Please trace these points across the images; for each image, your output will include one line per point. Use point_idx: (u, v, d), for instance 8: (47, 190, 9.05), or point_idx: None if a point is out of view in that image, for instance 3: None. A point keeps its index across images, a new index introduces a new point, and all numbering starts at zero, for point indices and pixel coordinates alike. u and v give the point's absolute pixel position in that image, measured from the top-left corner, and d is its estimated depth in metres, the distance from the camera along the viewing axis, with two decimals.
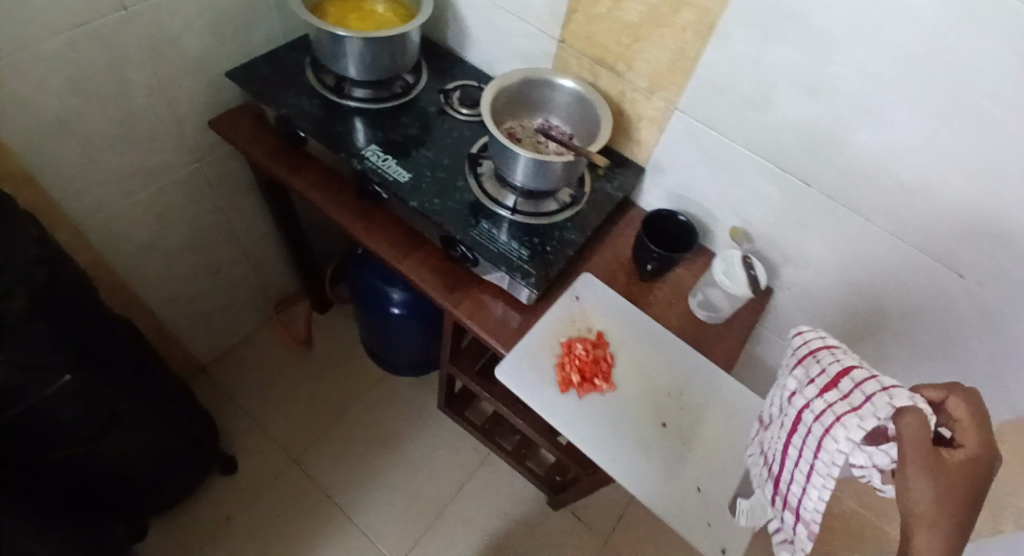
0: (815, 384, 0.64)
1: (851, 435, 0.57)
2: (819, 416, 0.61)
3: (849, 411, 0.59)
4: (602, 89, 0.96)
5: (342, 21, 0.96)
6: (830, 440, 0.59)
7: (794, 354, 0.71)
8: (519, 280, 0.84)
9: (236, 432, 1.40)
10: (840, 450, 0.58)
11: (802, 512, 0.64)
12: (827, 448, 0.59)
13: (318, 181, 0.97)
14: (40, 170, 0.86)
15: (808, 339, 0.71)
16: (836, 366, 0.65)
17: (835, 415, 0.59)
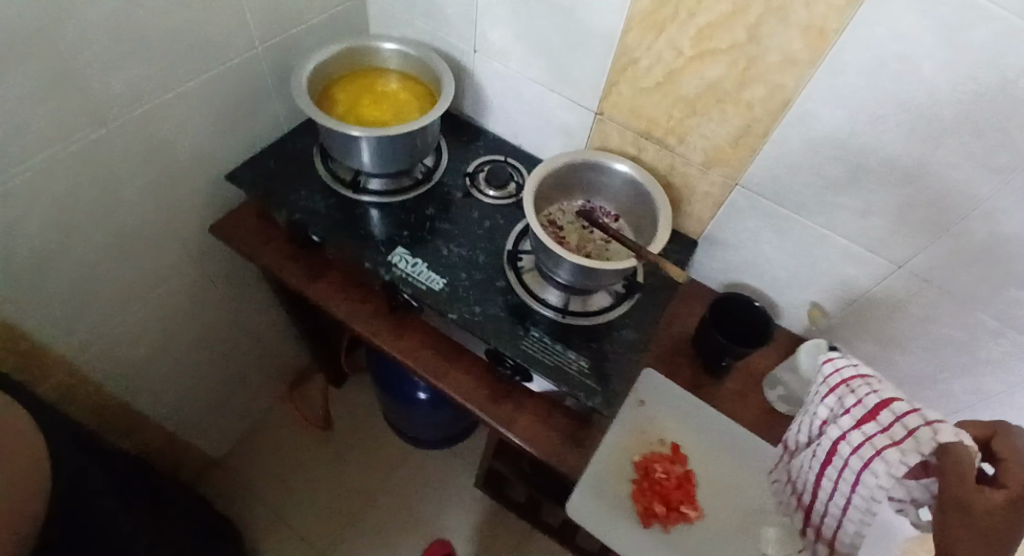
0: (848, 414, 0.58)
1: (893, 472, 0.51)
2: (855, 450, 0.55)
3: (889, 445, 0.53)
4: (648, 163, 0.86)
5: (352, 110, 0.85)
6: (869, 476, 0.53)
7: (823, 380, 0.64)
8: (583, 400, 0.74)
9: (259, 531, 1.28)
10: (880, 486, 0.52)
11: (837, 542, 0.60)
12: (865, 484, 0.54)
13: (337, 290, 0.86)
14: (22, 311, 0.75)
15: (839, 365, 0.63)
16: (869, 390, 0.58)
17: (874, 449, 0.53)
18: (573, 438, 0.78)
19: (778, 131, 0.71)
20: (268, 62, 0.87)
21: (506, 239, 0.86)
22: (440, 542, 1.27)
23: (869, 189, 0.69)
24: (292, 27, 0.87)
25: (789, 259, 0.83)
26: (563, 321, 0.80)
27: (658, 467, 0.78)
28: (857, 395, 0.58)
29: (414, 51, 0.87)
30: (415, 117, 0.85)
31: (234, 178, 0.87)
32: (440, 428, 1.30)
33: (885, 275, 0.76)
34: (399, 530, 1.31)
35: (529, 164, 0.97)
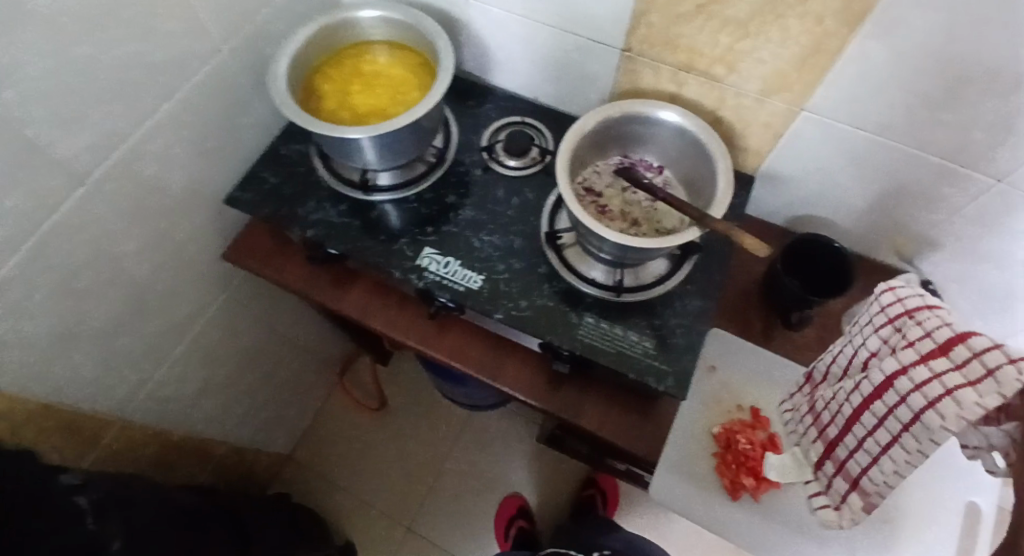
0: (912, 346, 0.53)
1: (964, 414, 0.48)
2: (920, 389, 0.51)
3: (963, 385, 0.49)
4: (690, 99, 0.74)
5: (343, 102, 0.74)
6: (935, 417, 0.49)
7: (879, 308, 0.58)
8: (655, 386, 0.67)
9: (343, 514, 1.32)
10: (946, 430, 0.49)
11: (861, 481, 0.59)
12: (924, 425, 0.50)
13: (369, 299, 0.80)
14: (59, 387, 0.72)
15: (901, 293, 0.57)
16: (933, 319, 0.53)
17: (944, 388, 0.49)
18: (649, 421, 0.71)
19: (856, 46, 0.59)
20: (240, 61, 0.76)
21: (540, 218, 0.77)
22: (510, 498, 1.29)
23: (973, 100, 0.58)
24: (257, 14, 0.75)
25: (866, 185, 0.73)
26: (619, 299, 0.72)
27: (743, 437, 0.72)
28: (924, 327, 0.53)
29: (398, 16, 0.73)
30: (416, 98, 0.74)
31: (234, 202, 0.78)
32: (473, 397, 1.26)
33: (980, 195, 0.66)
34: (473, 494, 1.32)
35: (550, 119, 0.86)
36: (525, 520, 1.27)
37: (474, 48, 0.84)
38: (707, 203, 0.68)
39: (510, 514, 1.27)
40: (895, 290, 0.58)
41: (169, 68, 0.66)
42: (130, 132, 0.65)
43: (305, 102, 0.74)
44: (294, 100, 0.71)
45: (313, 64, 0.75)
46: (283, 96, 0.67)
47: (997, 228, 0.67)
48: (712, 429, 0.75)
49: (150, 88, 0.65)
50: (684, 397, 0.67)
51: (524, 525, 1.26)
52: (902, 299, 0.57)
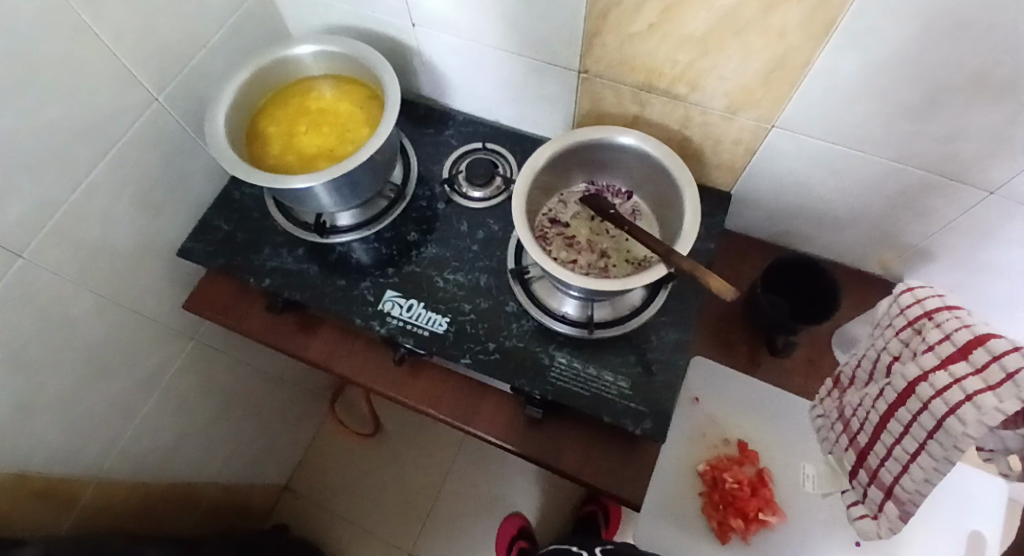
0: (929, 351, 0.50)
1: (985, 419, 0.43)
2: (939, 394, 0.47)
3: (983, 389, 0.45)
4: (655, 117, 0.70)
5: (289, 145, 0.71)
6: (955, 422, 0.45)
7: (899, 310, 0.55)
8: (632, 429, 0.63)
9: (344, 541, 1.31)
10: (969, 436, 0.44)
11: (895, 489, 0.53)
12: (945, 432, 0.46)
13: (336, 345, 0.77)
14: (23, 460, 0.69)
15: (920, 294, 0.54)
16: (954, 323, 0.50)
17: (964, 393, 0.46)
18: (630, 461, 0.68)
19: (821, 59, 0.54)
20: (182, 108, 0.73)
21: (506, 251, 0.74)
22: (511, 519, 1.26)
23: (956, 111, 0.53)
24: (194, 57, 0.72)
25: (850, 198, 0.68)
26: (592, 336, 0.68)
27: (728, 475, 0.71)
28: (942, 329, 0.50)
29: (340, 49, 0.70)
30: (366, 135, 0.71)
31: (188, 253, 0.76)
32: None
33: (973, 206, 0.61)
34: (472, 515, 1.30)
35: (514, 143, 0.82)
36: (527, 539, 1.23)
37: (429, 73, 0.80)
38: (675, 232, 0.64)
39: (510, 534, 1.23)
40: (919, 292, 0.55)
41: (101, 125, 0.63)
42: (65, 195, 0.63)
43: (249, 148, 0.71)
44: (237, 147, 0.68)
45: (255, 106, 0.72)
46: (222, 148, 0.64)
47: (992, 238, 0.63)
48: (697, 466, 0.74)
49: (82, 148, 0.62)
50: (664, 439, 0.63)
51: (526, 546, 1.22)
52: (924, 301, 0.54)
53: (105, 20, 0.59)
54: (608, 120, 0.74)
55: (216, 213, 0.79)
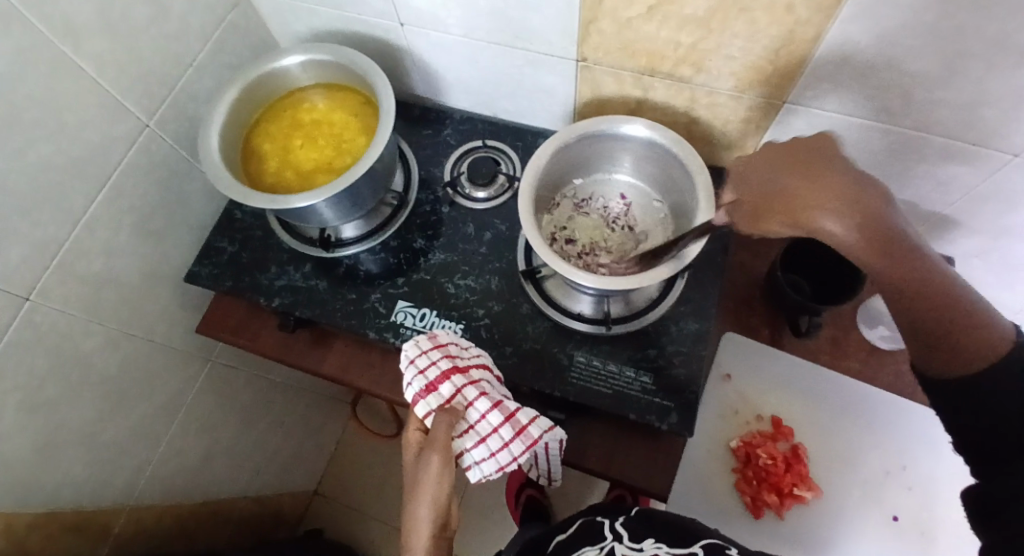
0: (491, 435, 0.55)
1: (454, 349, 0.59)
2: (476, 369, 0.58)
3: (449, 361, 0.57)
4: (659, 101, 0.68)
5: (287, 161, 0.70)
6: (465, 359, 0.58)
7: (493, 448, 0.55)
8: (658, 426, 0.62)
9: (376, 539, 1.31)
10: (471, 357, 0.59)
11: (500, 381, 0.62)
12: (470, 356, 0.59)
13: (352, 359, 0.76)
14: (56, 495, 0.70)
15: (482, 450, 0.55)
16: (460, 377, 0.56)
17: (457, 367, 0.57)
18: (659, 451, 0.65)
19: (833, 30, 0.51)
20: (174, 130, 0.72)
21: (516, 251, 0.72)
22: (515, 468, 1.16)
23: (974, 77, 0.49)
24: (180, 79, 0.70)
25: (867, 169, 0.65)
26: (609, 332, 0.66)
27: (760, 451, 0.68)
28: (468, 403, 0.55)
29: (329, 59, 0.69)
30: (363, 145, 0.70)
31: (195, 278, 0.76)
32: None
33: (992, 170, 0.58)
34: (501, 505, 1.23)
35: (514, 137, 0.80)
36: (535, 488, 1.11)
37: (421, 73, 0.78)
38: (691, 219, 0.61)
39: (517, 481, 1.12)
40: (406, 398, 0.56)
41: (94, 157, 0.62)
42: (65, 232, 0.62)
43: (247, 168, 0.69)
44: (232, 169, 0.66)
45: (248, 123, 0.71)
46: (220, 170, 0.62)
47: (1014, 203, 0.60)
48: (729, 442, 0.71)
49: (78, 183, 0.62)
50: (692, 433, 0.61)
51: (535, 494, 1.10)
52: (428, 407, 0.54)
53: (87, 52, 0.58)
54: (609, 107, 0.72)
55: (220, 235, 0.79)
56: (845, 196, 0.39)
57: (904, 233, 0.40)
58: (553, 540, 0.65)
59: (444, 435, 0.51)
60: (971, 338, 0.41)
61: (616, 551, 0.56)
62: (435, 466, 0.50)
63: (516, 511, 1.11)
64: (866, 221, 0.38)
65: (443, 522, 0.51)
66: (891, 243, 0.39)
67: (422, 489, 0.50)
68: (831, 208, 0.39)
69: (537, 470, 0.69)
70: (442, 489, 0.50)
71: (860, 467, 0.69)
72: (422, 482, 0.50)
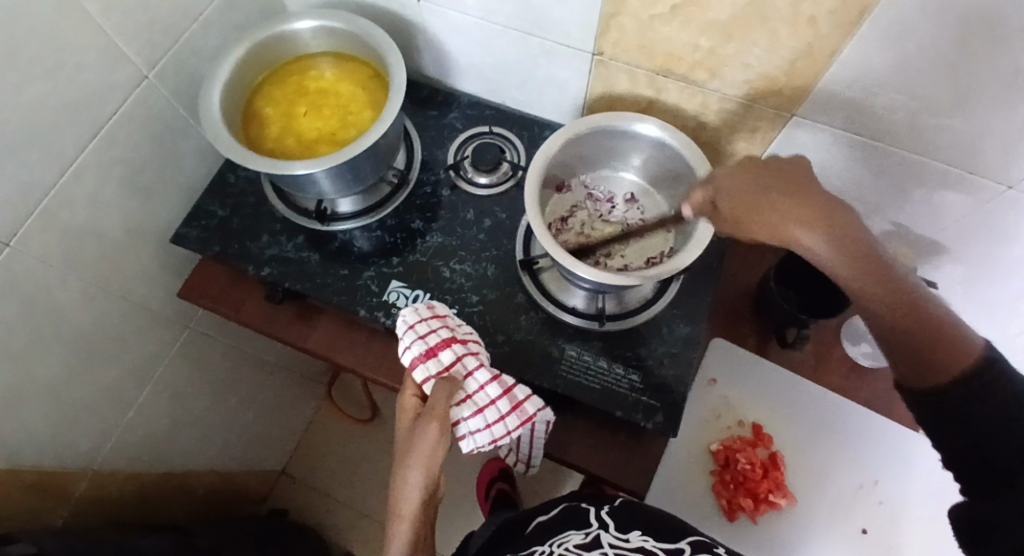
0: (488, 407, 0.54)
1: (452, 320, 0.59)
2: (472, 341, 0.58)
3: (447, 330, 0.56)
4: (670, 103, 0.68)
5: (288, 127, 0.68)
6: (462, 330, 0.58)
7: (488, 420, 0.54)
8: (643, 423, 0.62)
9: (341, 522, 1.29)
10: (468, 329, 0.59)
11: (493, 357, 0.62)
12: (466, 329, 0.59)
13: (338, 335, 0.74)
14: (17, 453, 0.67)
15: (478, 420, 0.54)
16: (460, 346, 0.55)
17: (456, 338, 0.56)
18: (641, 450, 0.66)
19: (850, 48, 0.52)
20: (173, 85, 0.69)
21: (514, 240, 0.72)
22: (490, 460, 1.16)
23: (981, 107, 0.51)
24: (185, 34, 0.68)
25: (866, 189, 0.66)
26: (603, 329, 0.66)
27: (740, 455, 0.69)
28: (466, 372, 0.55)
29: (341, 27, 0.67)
30: (369, 119, 0.68)
31: (181, 240, 0.74)
32: None
33: (986, 200, 0.60)
34: (471, 497, 1.23)
35: (520, 127, 0.79)
36: (507, 481, 1.11)
37: (433, 53, 0.77)
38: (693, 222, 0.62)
39: (489, 475, 1.12)
40: (403, 362, 0.55)
41: (88, 104, 0.60)
42: (52, 179, 0.59)
43: (246, 130, 0.67)
44: (232, 130, 0.64)
45: (251, 85, 0.69)
46: (219, 129, 0.61)
47: (999, 234, 0.63)
48: (710, 446, 0.72)
49: (69, 129, 0.59)
50: (675, 433, 0.62)
51: (504, 488, 1.11)
52: (427, 371, 0.53)
53: None
54: (620, 105, 0.72)
55: (211, 198, 0.76)
56: (807, 208, 0.41)
57: (880, 256, 0.40)
58: (530, 523, 0.65)
59: (443, 402, 0.50)
60: (938, 347, 0.39)
61: (600, 539, 0.56)
62: (433, 432, 0.49)
63: (484, 504, 1.12)
64: (840, 237, 0.40)
65: (432, 492, 0.51)
66: (867, 258, 0.39)
67: (416, 457, 0.50)
68: (804, 220, 0.40)
69: (518, 455, 0.69)
70: (437, 454, 0.49)
71: (834, 479, 0.70)
72: (415, 448, 0.50)
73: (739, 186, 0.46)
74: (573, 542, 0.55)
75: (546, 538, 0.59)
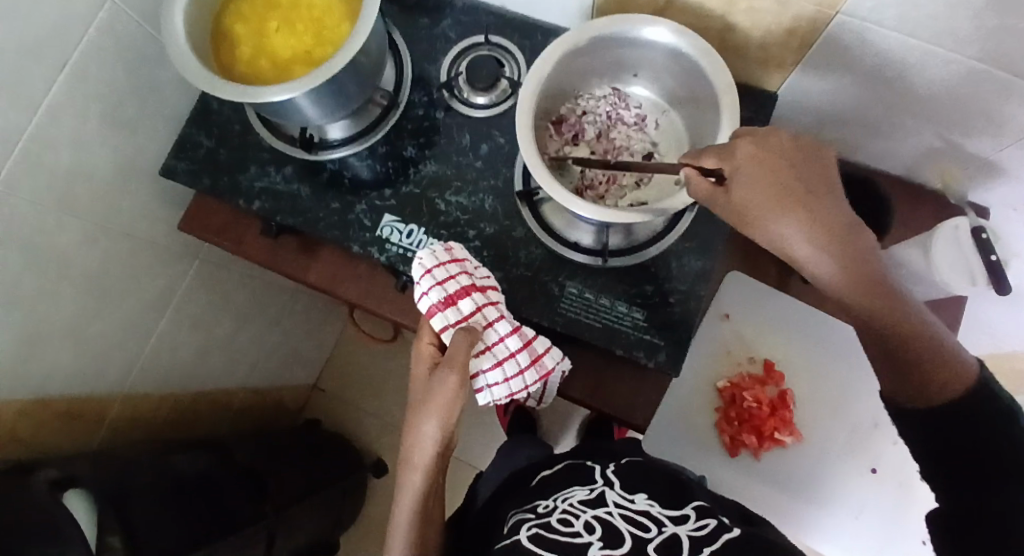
0: (508, 360, 0.54)
1: (473, 266, 0.56)
2: (491, 289, 0.55)
3: (469, 278, 0.53)
4: (691, 0, 0.58)
5: (261, 47, 0.62)
6: (483, 277, 0.55)
7: (507, 372, 0.54)
8: (644, 362, 0.60)
9: (372, 433, 1.37)
10: (488, 275, 0.56)
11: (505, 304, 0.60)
12: (487, 276, 0.56)
13: (337, 270, 0.73)
14: (49, 385, 0.71)
15: (496, 374, 0.54)
16: (481, 296, 0.53)
17: (478, 286, 0.54)
18: (643, 388, 0.64)
19: None
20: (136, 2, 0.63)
21: (513, 168, 0.67)
22: None
23: None
24: None
25: (921, 100, 0.57)
26: (605, 264, 0.62)
27: (748, 393, 0.67)
28: (486, 324, 0.53)
29: None
30: (346, 32, 0.61)
31: (171, 173, 0.71)
32: None
33: None
34: (491, 412, 1.27)
35: (522, 34, 0.71)
36: None
37: None
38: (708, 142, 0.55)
39: None
40: (420, 308, 0.53)
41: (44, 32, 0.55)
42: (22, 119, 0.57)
43: (217, 53, 0.62)
44: (200, 53, 0.59)
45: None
46: (184, 54, 0.55)
47: None
48: (717, 383, 0.70)
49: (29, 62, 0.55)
50: (679, 371, 0.60)
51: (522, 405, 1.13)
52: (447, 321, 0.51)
53: None
54: (633, 3, 0.62)
55: (196, 127, 0.73)
56: (803, 211, 0.38)
57: (888, 273, 0.38)
58: (538, 476, 0.66)
59: (465, 354, 0.48)
60: (939, 365, 0.38)
61: (606, 496, 0.54)
62: (453, 387, 0.48)
63: (503, 420, 1.16)
64: (835, 247, 0.37)
65: (446, 442, 0.51)
66: (871, 284, 0.37)
67: (434, 407, 0.49)
68: (797, 225, 0.38)
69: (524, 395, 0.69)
70: (455, 409, 0.49)
71: (848, 416, 0.68)
72: (434, 401, 0.49)
73: (735, 168, 0.41)
74: (578, 498, 0.54)
75: (554, 492, 0.58)
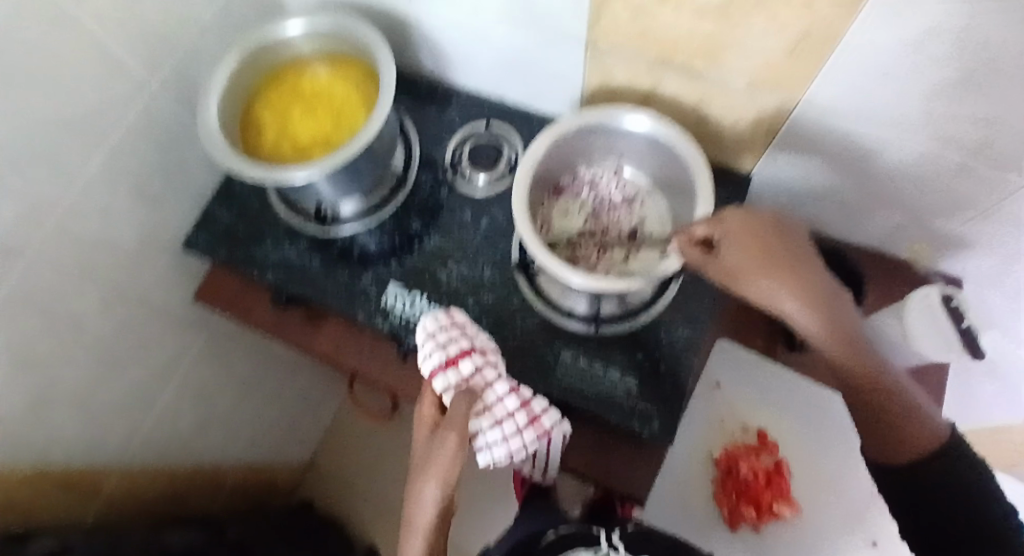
0: (507, 419, 0.53)
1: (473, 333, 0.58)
2: (490, 353, 0.57)
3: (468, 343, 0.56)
4: (670, 93, 0.65)
5: (285, 131, 0.69)
6: (482, 343, 0.58)
7: (506, 432, 0.53)
8: (638, 431, 0.61)
9: (367, 515, 1.33)
10: (487, 341, 0.59)
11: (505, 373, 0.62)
12: (486, 342, 0.58)
13: (341, 339, 0.76)
14: (51, 451, 0.72)
15: (496, 434, 0.52)
16: (480, 356, 0.55)
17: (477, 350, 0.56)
18: (639, 457, 0.64)
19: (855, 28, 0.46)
20: (177, 94, 0.71)
21: (510, 242, 0.71)
22: None
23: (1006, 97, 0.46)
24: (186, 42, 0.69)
25: (883, 180, 0.62)
26: (597, 332, 0.65)
27: (742, 464, 0.68)
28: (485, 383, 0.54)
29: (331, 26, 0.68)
30: (362, 119, 0.69)
31: (192, 244, 0.77)
32: None
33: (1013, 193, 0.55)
34: (490, 494, 1.24)
35: (520, 123, 0.78)
36: None
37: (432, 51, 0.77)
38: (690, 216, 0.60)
39: None
40: (422, 372, 0.55)
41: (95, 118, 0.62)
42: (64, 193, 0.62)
43: (246, 136, 0.69)
44: (229, 136, 0.66)
45: (248, 91, 0.70)
46: (215, 135, 0.62)
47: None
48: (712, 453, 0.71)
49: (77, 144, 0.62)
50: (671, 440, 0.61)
51: None
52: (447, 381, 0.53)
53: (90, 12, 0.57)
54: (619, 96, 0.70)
55: (219, 203, 0.79)
56: (795, 278, 0.43)
57: (863, 340, 0.43)
58: None
59: (464, 409, 0.49)
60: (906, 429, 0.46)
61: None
62: (452, 443, 0.48)
63: None
64: (821, 308, 0.42)
65: (446, 507, 0.50)
66: (850, 342, 0.42)
67: (433, 466, 0.49)
68: (790, 291, 0.42)
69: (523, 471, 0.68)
70: (454, 466, 0.48)
71: (846, 489, 0.67)
72: (434, 460, 0.49)
73: (731, 240, 0.46)
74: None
75: None
